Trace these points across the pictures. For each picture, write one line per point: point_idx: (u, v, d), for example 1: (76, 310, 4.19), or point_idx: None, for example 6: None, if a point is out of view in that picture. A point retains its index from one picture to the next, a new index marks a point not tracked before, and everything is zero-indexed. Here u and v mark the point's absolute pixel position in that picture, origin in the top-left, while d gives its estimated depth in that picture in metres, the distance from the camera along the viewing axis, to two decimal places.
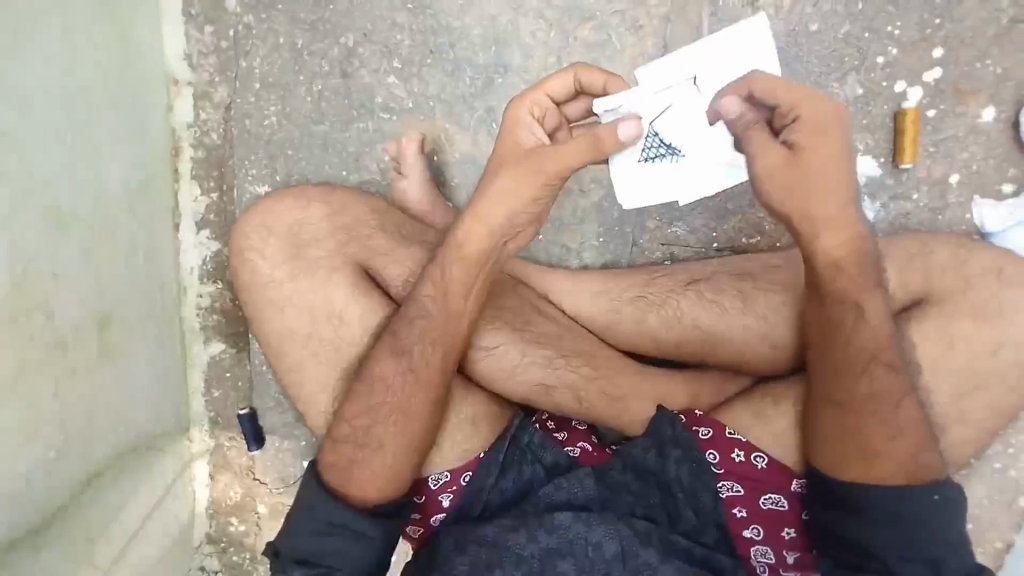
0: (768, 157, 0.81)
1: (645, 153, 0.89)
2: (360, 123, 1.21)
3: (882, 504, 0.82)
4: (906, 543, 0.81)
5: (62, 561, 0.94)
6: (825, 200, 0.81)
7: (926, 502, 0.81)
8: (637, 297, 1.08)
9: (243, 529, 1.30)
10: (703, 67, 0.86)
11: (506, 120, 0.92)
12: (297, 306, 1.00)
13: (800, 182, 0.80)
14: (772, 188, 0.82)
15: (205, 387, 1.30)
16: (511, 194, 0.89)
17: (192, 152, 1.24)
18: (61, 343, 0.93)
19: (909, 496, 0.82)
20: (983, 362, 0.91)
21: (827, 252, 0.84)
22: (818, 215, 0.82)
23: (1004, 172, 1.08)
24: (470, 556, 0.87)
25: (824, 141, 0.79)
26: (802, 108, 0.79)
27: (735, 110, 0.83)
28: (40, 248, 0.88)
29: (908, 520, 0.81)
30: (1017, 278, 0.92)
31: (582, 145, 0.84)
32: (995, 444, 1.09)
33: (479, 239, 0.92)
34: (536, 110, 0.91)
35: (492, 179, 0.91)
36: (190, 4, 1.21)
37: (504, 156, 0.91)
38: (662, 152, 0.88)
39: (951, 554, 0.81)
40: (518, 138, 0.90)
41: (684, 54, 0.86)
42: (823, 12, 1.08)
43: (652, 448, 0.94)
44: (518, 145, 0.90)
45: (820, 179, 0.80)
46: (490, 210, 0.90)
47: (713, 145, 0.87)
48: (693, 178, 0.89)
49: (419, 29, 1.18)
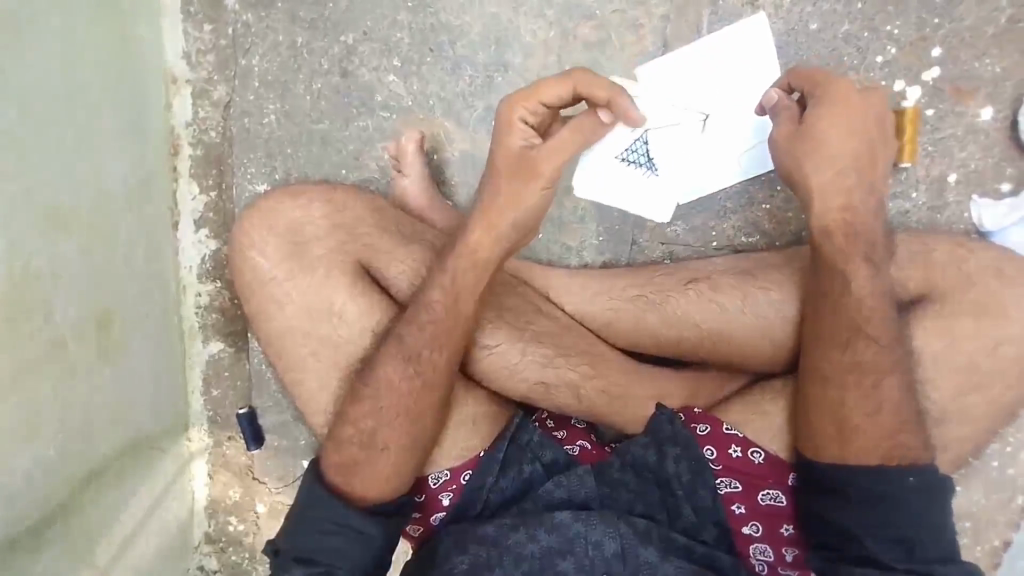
0: (782, 130, 0.89)
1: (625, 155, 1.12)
2: (360, 122, 1.21)
3: (864, 486, 0.82)
4: (883, 526, 0.81)
5: (63, 561, 0.93)
6: (833, 169, 0.86)
7: (904, 485, 0.82)
8: (637, 296, 1.08)
9: (242, 527, 1.29)
10: (711, 65, 1.09)
11: (500, 119, 0.90)
12: (297, 305, 1.00)
13: (809, 150, 0.86)
14: (784, 156, 0.88)
15: (203, 386, 1.29)
16: (513, 196, 0.91)
17: (191, 150, 1.24)
18: (60, 343, 0.92)
19: (890, 478, 0.82)
20: (981, 360, 0.91)
21: (823, 221, 0.87)
22: (817, 181, 0.87)
23: (1002, 171, 1.08)
24: (471, 555, 0.87)
25: (840, 117, 0.85)
26: (824, 90, 0.87)
27: (774, 96, 0.91)
28: (38, 248, 0.87)
29: (887, 503, 0.82)
30: (1017, 277, 0.92)
31: (571, 139, 0.89)
32: (994, 442, 1.09)
33: (491, 246, 0.93)
34: (530, 117, 0.90)
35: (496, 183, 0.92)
36: (189, 2, 1.21)
37: (502, 158, 0.91)
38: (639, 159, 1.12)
39: (928, 540, 0.80)
40: (512, 145, 0.90)
41: (696, 54, 1.09)
42: (823, 11, 1.09)
43: (651, 447, 0.95)
44: (512, 149, 0.90)
45: (835, 152, 0.85)
46: (504, 216, 0.92)
47: (684, 161, 1.11)
48: (671, 183, 1.13)
49: (419, 28, 1.17)
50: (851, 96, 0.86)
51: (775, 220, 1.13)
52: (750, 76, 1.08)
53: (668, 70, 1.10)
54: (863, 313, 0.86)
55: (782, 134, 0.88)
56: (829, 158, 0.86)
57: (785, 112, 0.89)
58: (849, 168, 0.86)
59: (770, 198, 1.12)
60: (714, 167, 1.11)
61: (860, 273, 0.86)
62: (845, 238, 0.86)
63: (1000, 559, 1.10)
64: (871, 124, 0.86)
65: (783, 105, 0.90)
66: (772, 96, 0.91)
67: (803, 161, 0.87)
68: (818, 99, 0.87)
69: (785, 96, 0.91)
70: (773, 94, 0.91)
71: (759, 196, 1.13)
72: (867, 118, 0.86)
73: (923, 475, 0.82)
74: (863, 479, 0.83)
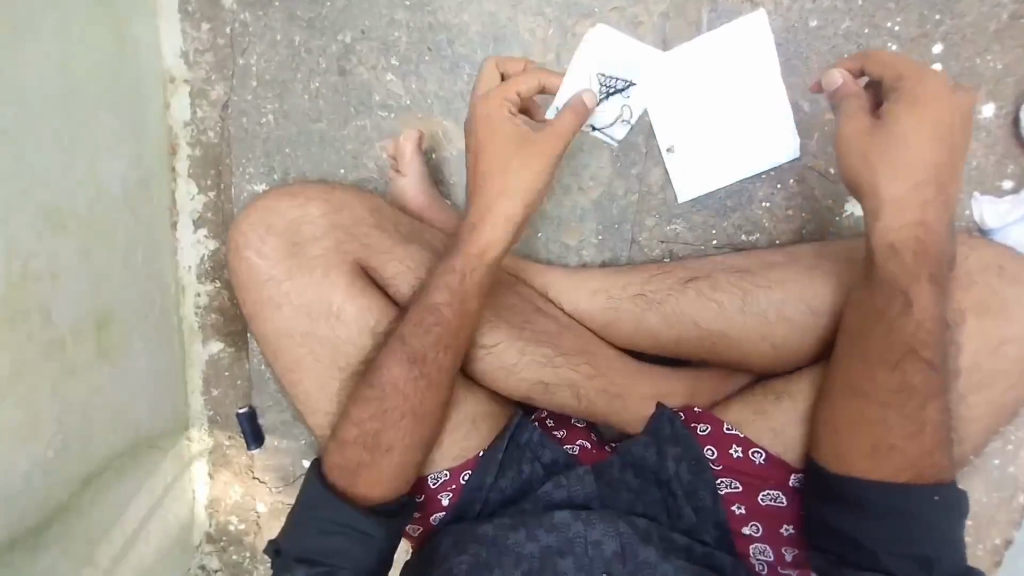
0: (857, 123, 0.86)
1: (602, 78, 1.10)
2: (359, 121, 1.20)
3: (884, 500, 0.82)
4: (902, 539, 0.80)
5: (62, 559, 0.93)
6: (903, 174, 0.84)
7: (928, 501, 0.81)
8: (637, 295, 1.07)
9: (242, 527, 1.30)
10: (712, 58, 1.08)
11: (476, 115, 0.94)
12: (296, 305, 1.00)
13: (883, 150, 0.84)
14: (852, 151, 0.86)
15: (203, 385, 1.29)
16: (501, 184, 0.93)
17: (190, 150, 1.24)
18: (60, 343, 0.92)
19: (911, 494, 0.81)
20: (983, 360, 0.91)
21: None
22: (888, 191, 0.85)
23: (1003, 168, 1.08)
24: (470, 554, 0.86)
25: (924, 117, 0.83)
26: (912, 86, 0.84)
27: (838, 79, 0.88)
28: (37, 249, 0.88)
29: (907, 517, 0.81)
30: (1019, 275, 0.92)
31: (570, 121, 0.94)
32: (995, 441, 1.09)
33: (494, 230, 0.94)
34: (513, 109, 0.94)
35: (492, 174, 0.93)
36: (186, 1, 1.20)
37: (490, 143, 0.93)
38: (618, 90, 1.10)
39: (945, 554, 0.80)
40: (496, 126, 0.93)
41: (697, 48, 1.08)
42: (823, 9, 1.08)
43: (651, 446, 0.94)
44: (499, 131, 0.93)
45: (907, 155, 0.84)
46: (502, 206, 0.94)
47: (696, 157, 1.11)
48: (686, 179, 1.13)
49: (417, 26, 1.17)
50: (938, 94, 0.84)
51: (775, 218, 1.13)
52: (762, 66, 1.08)
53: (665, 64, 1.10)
54: (893, 326, 0.85)
55: (854, 130, 0.86)
56: (903, 164, 0.84)
57: (854, 97, 0.87)
58: (920, 175, 0.84)
59: (770, 196, 1.12)
60: (726, 168, 1.11)
61: (916, 290, 0.85)
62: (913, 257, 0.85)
63: (1001, 558, 1.10)
64: (955, 126, 0.84)
65: (848, 90, 0.88)
66: (837, 79, 0.89)
67: (876, 166, 0.85)
68: (904, 94, 0.84)
69: (850, 79, 0.89)
70: (840, 78, 0.88)
71: (759, 194, 1.12)
72: (951, 122, 0.84)
73: (945, 494, 0.82)
74: (871, 485, 0.83)
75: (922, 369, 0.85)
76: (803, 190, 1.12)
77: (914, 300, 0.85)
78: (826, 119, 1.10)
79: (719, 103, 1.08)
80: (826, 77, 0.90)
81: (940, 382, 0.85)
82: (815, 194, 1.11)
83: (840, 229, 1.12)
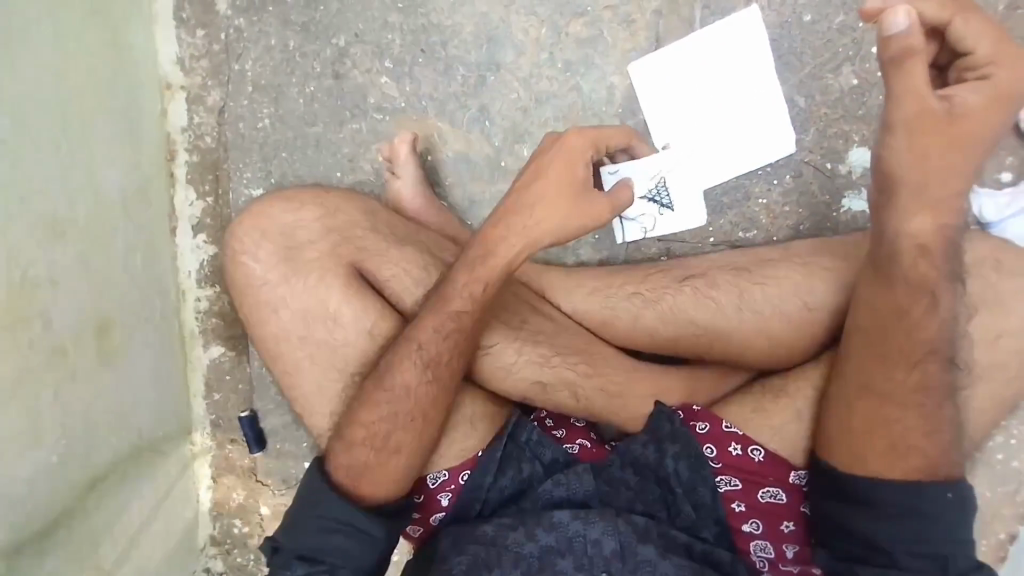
0: (908, 104, 0.76)
1: (662, 182, 1.11)
2: (354, 124, 1.21)
3: (897, 500, 0.81)
4: (914, 538, 0.80)
5: (66, 565, 0.94)
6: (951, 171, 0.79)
7: (942, 500, 0.81)
8: (632, 294, 1.07)
9: (247, 529, 1.30)
10: (709, 51, 1.09)
11: (562, 146, 0.94)
12: (293, 309, 1.00)
13: (940, 136, 0.77)
14: (907, 136, 0.78)
15: (205, 389, 1.30)
16: (562, 220, 0.92)
17: (188, 156, 1.25)
18: (60, 351, 0.93)
19: (924, 493, 0.81)
20: (983, 353, 0.90)
21: None
22: (934, 188, 0.79)
23: (1003, 161, 1.07)
24: (469, 555, 0.87)
25: (995, 114, 0.78)
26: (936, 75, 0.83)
27: (901, 24, 0.72)
28: (37, 257, 0.88)
29: (919, 517, 0.80)
30: (1017, 268, 0.91)
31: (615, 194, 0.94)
32: (996, 435, 1.08)
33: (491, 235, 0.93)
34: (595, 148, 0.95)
35: (536, 208, 0.93)
36: (181, 8, 1.21)
37: (556, 177, 0.93)
38: (662, 202, 1.11)
39: (959, 552, 0.80)
40: (573, 169, 0.93)
41: (695, 43, 1.09)
42: (817, 3, 1.08)
43: (651, 443, 0.94)
44: (571, 173, 0.93)
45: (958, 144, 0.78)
46: (518, 222, 0.92)
47: (702, 155, 1.11)
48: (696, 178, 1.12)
49: (411, 29, 1.17)
50: (1017, 95, 0.78)
51: (772, 214, 1.13)
52: (757, 57, 1.08)
53: (667, 58, 1.11)
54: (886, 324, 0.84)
55: (910, 112, 0.76)
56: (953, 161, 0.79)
57: (921, 62, 0.74)
58: (965, 172, 0.79)
59: (767, 192, 1.12)
60: (731, 164, 1.11)
61: (926, 290, 0.82)
62: (941, 255, 0.82)
63: (1006, 553, 1.09)
64: (1005, 125, 0.79)
65: (903, 46, 0.73)
66: (901, 22, 0.72)
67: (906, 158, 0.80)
68: (993, 84, 0.78)
69: (909, 27, 0.72)
70: (902, 24, 0.72)
71: (756, 190, 1.12)
72: (1003, 119, 0.79)
73: (960, 490, 0.81)
74: (865, 481, 0.83)
75: (929, 366, 0.83)
76: (799, 186, 1.12)
77: (937, 299, 0.83)
78: (821, 114, 1.10)
79: (720, 99, 1.09)
80: (887, 14, 0.73)
81: (938, 380, 0.84)
82: (812, 189, 1.11)
83: (836, 224, 1.11)
